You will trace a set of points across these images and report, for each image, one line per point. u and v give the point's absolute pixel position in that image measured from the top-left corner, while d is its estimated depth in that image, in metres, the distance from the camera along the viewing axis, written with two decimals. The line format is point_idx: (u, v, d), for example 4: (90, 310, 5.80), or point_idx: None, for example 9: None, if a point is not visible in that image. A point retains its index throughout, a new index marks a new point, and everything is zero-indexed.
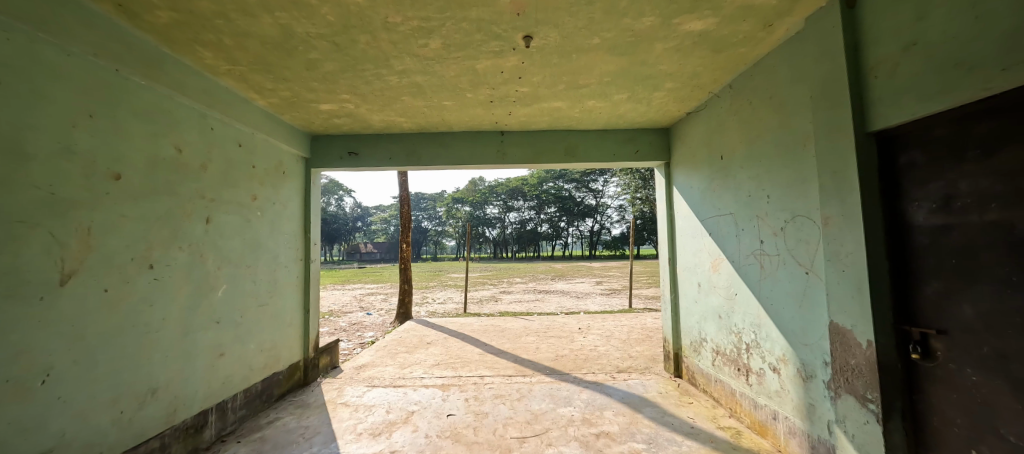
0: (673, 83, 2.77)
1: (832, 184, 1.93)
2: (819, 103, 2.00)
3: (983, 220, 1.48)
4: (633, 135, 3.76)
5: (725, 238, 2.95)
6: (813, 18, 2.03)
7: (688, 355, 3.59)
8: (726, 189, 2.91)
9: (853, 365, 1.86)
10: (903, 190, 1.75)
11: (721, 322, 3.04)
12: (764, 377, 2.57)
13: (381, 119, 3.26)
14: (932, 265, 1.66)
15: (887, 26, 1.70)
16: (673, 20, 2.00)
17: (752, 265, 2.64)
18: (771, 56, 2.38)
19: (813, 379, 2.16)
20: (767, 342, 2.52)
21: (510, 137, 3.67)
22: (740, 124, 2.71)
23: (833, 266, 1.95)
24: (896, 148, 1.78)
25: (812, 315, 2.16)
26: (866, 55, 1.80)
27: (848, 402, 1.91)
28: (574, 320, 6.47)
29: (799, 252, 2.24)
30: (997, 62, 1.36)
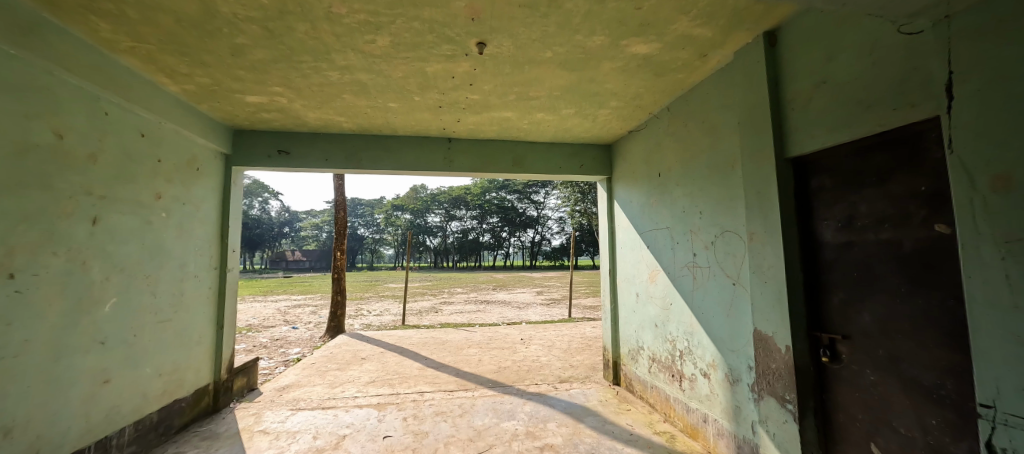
0: (617, 103, 2.90)
1: (757, 202, 2.12)
2: (745, 128, 2.20)
3: (877, 239, 1.68)
4: (577, 149, 3.88)
5: (662, 251, 3.12)
6: (740, 52, 2.23)
7: (626, 363, 3.72)
8: (663, 204, 3.09)
9: (774, 368, 2.03)
10: (815, 210, 1.96)
11: (657, 330, 3.20)
12: (695, 382, 2.73)
13: (318, 117, 3.01)
14: (838, 278, 1.86)
15: (802, 64, 1.91)
16: (621, 42, 2.09)
17: (687, 276, 2.81)
18: (704, 83, 2.58)
19: (738, 382, 2.33)
20: (699, 349, 2.69)
21: (458, 144, 3.60)
22: (677, 144, 2.90)
23: (757, 277, 2.13)
24: (809, 172, 1.99)
25: (738, 322, 2.34)
26: (785, 88, 2.00)
27: (769, 404, 2.08)
28: (516, 331, 6.46)
29: (727, 264, 2.42)
30: (891, 101, 1.53)
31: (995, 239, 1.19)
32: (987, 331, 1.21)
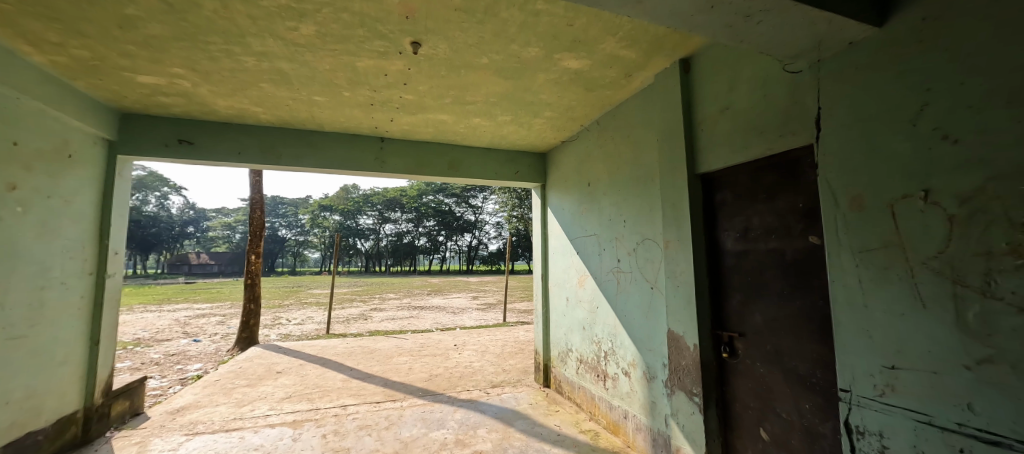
0: (550, 113, 3.01)
1: (672, 213, 2.32)
2: (663, 145, 2.39)
3: (767, 248, 1.91)
4: (512, 156, 3.95)
5: (590, 256, 3.28)
6: (660, 75, 2.43)
7: (556, 365, 3.83)
8: (592, 212, 3.25)
9: (684, 365, 2.23)
10: (719, 221, 2.19)
11: (585, 333, 3.35)
12: (618, 381, 2.89)
13: (229, 105, 2.76)
14: (737, 282, 2.08)
15: (709, 90, 2.12)
16: (554, 55, 2.17)
17: (612, 281, 2.98)
18: (629, 101, 2.77)
19: (654, 379, 2.52)
20: (621, 349, 2.86)
21: (391, 144, 3.49)
22: (605, 156, 3.08)
23: (672, 282, 2.32)
24: (714, 188, 2.21)
25: (654, 324, 2.53)
26: (696, 111, 2.22)
27: (679, 398, 2.27)
28: (449, 337, 6.37)
29: (647, 270, 2.60)
30: (777, 129, 1.73)
31: (851, 247, 1.39)
32: (846, 325, 1.40)
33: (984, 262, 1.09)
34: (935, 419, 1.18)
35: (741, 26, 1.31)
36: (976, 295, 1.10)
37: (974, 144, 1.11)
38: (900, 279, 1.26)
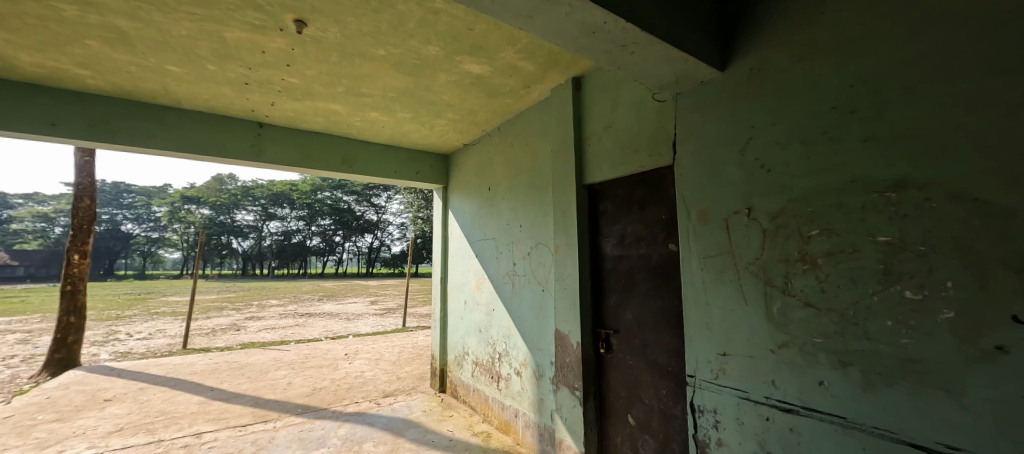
0: (452, 115, 3.00)
1: (562, 220, 2.47)
2: (556, 156, 2.55)
3: (638, 254, 2.15)
4: (413, 155, 3.84)
5: (487, 259, 3.33)
6: (555, 89, 2.58)
7: (453, 369, 3.81)
8: (491, 216, 3.31)
9: (568, 362, 2.38)
10: (601, 229, 2.40)
11: (480, 335, 3.39)
12: (510, 381, 2.97)
13: (38, 63, 2.21)
14: (613, 284, 2.30)
15: (596, 109, 2.32)
16: (454, 57, 2.18)
17: (507, 284, 3.06)
18: (528, 111, 2.90)
19: (543, 377, 2.64)
20: (514, 350, 2.95)
21: (271, 131, 3.13)
22: (505, 162, 3.16)
23: (560, 284, 2.47)
24: (598, 197, 2.42)
25: (544, 324, 2.67)
26: (585, 126, 2.40)
27: (563, 393, 2.41)
28: (340, 346, 5.91)
29: (539, 273, 2.73)
30: (648, 149, 1.96)
31: (698, 253, 1.63)
32: (693, 321, 1.64)
33: (784, 266, 1.35)
34: (751, 395, 1.43)
35: (618, 54, 1.43)
36: (779, 293, 1.36)
37: (780, 171, 1.38)
38: (730, 281, 1.51)
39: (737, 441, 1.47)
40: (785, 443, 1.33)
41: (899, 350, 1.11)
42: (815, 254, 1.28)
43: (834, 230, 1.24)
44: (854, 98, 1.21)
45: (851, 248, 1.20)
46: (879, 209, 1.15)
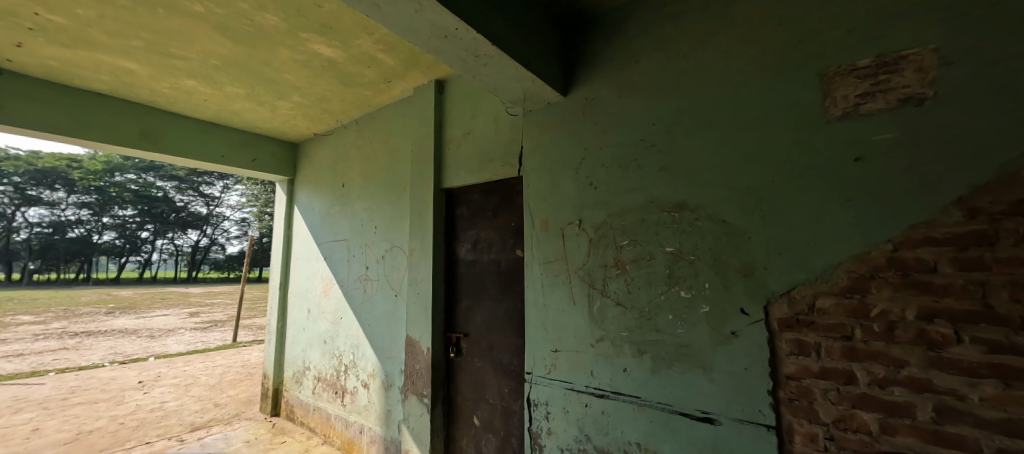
0: (299, 99, 2.68)
1: (418, 223, 2.42)
2: (415, 156, 2.49)
3: (489, 258, 2.22)
4: (249, 140, 3.31)
5: (337, 263, 3.05)
6: (418, 89, 2.54)
7: (290, 388, 3.35)
8: (343, 215, 3.05)
9: (417, 369, 2.33)
10: (456, 234, 2.42)
11: (325, 347, 3.06)
12: (355, 395, 2.75)
13: None
14: (466, 288, 2.33)
15: (456, 114, 2.35)
16: (299, 33, 1.95)
17: (358, 289, 2.85)
18: (389, 107, 2.78)
19: (391, 387, 2.51)
20: (362, 361, 2.74)
21: (22, 83, 2.33)
22: (361, 158, 2.96)
23: (413, 289, 2.41)
24: (455, 202, 2.44)
25: (395, 331, 2.55)
26: (445, 130, 2.41)
27: (411, 402, 2.34)
28: (133, 371, 4.67)
29: (392, 277, 2.61)
30: (501, 158, 2.06)
31: (539, 259, 1.77)
32: (532, 321, 1.77)
33: (604, 271, 1.56)
34: (575, 385, 1.60)
35: (471, 63, 1.47)
36: (599, 294, 1.57)
37: (604, 188, 1.59)
38: (563, 284, 1.68)
39: (562, 428, 1.63)
40: (598, 425, 1.52)
41: (676, 338, 1.37)
42: (625, 260, 1.51)
43: (638, 240, 1.49)
44: (655, 133, 1.48)
45: (649, 256, 1.46)
46: (668, 225, 1.42)
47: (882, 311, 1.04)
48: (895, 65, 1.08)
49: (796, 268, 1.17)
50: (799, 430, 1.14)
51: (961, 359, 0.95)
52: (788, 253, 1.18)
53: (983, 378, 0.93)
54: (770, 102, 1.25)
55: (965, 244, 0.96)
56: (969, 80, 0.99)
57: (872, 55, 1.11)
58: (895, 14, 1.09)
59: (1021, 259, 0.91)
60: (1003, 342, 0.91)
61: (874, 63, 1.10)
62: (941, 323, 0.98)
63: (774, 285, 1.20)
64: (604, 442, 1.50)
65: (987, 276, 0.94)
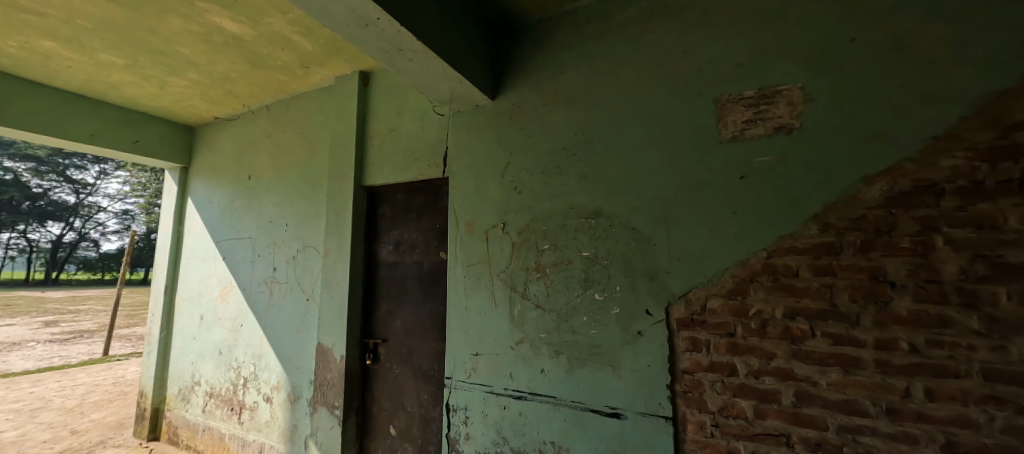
0: (197, 76, 2.38)
1: (335, 221, 2.27)
2: (334, 150, 2.34)
3: (411, 260, 2.15)
4: (131, 119, 2.86)
5: (239, 264, 2.74)
6: (340, 78, 2.39)
7: (175, 406, 2.93)
8: (248, 210, 2.75)
9: (329, 378, 2.17)
10: (377, 234, 2.30)
11: (220, 358, 2.73)
12: (255, 411, 2.48)
13: None
14: (386, 291, 2.22)
15: (381, 109, 2.25)
16: (197, 2, 1.74)
17: (263, 293, 2.58)
18: (307, 95, 2.58)
19: (298, 400, 2.31)
20: (264, 372, 2.49)
21: None
22: (273, 149, 2.70)
23: (327, 292, 2.24)
24: (377, 201, 2.33)
25: (304, 338, 2.35)
26: (368, 125, 2.29)
27: (321, 414, 2.17)
28: None
29: (304, 279, 2.41)
30: (427, 158, 2.02)
31: (462, 262, 1.76)
32: (453, 325, 1.75)
33: (525, 274, 1.60)
34: (494, 388, 1.61)
35: (396, 57, 1.43)
36: (520, 297, 1.60)
37: (527, 193, 1.63)
38: (486, 287, 1.68)
39: (480, 432, 1.62)
40: (515, 427, 1.54)
41: (589, 338, 1.44)
42: (545, 264, 1.56)
43: (558, 245, 1.54)
44: (576, 142, 1.55)
45: (568, 260, 1.52)
46: (585, 230, 1.50)
47: (758, 311, 1.20)
48: (772, 97, 1.25)
49: (693, 273, 1.29)
50: (692, 419, 1.26)
51: (815, 351, 1.12)
52: (687, 259, 1.31)
53: (829, 366, 1.10)
54: (676, 121, 1.38)
55: (819, 253, 1.14)
56: (826, 115, 1.17)
57: (756, 87, 1.27)
58: (773, 53, 1.26)
59: (857, 266, 1.10)
60: (844, 335, 1.09)
61: (757, 94, 1.27)
62: (801, 320, 1.15)
63: (674, 288, 1.32)
64: (521, 443, 1.52)
65: (834, 280, 1.12)
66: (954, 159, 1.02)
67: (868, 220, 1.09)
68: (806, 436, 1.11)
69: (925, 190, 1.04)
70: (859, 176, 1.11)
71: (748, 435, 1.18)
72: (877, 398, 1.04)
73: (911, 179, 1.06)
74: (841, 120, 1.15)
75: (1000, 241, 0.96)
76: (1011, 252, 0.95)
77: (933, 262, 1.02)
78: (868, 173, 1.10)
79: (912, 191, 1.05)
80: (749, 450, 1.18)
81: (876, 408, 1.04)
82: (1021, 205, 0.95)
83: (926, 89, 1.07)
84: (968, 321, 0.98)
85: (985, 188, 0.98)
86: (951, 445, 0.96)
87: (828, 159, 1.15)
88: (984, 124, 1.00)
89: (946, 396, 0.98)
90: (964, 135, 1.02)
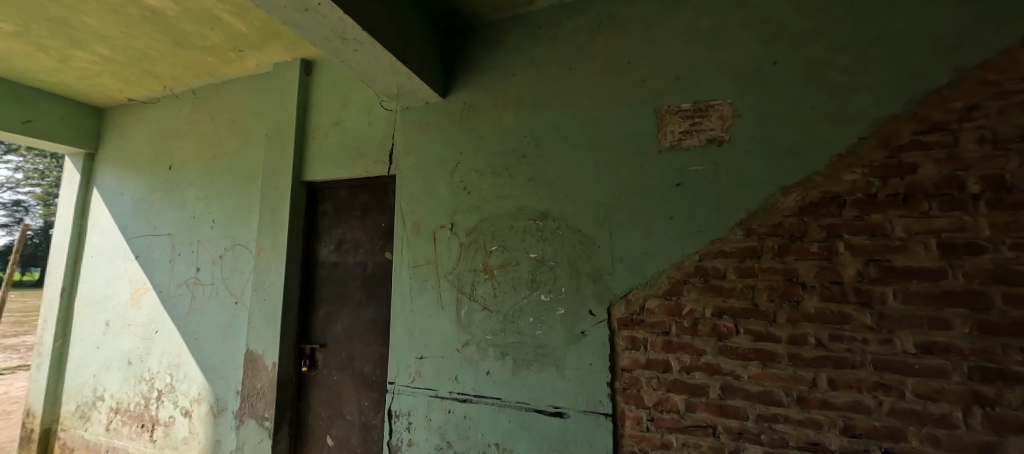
0: (107, 51, 2.12)
1: (270, 218, 2.12)
2: (271, 142, 2.19)
3: (354, 261, 2.05)
4: (22, 95, 2.49)
5: (154, 263, 2.47)
6: (279, 65, 2.24)
7: (71, 425, 2.58)
8: (167, 204, 2.49)
9: (258, 388, 2.01)
10: (317, 233, 2.18)
11: (129, 369, 2.44)
12: (171, 427, 2.24)
13: None
14: (325, 293, 2.10)
15: (325, 101, 2.14)
16: None
17: (183, 296, 2.35)
18: (241, 81, 2.39)
19: (222, 413, 2.11)
20: (183, 383, 2.26)
21: None
22: (199, 138, 2.47)
23: (258, 295, 2.08)
24: (318, 198, 2.20)
25: (231, 345, 2.16)
26: (310, 117, 2.17)
27: (248, 427, 2.01)
28: None
29: (232, 281, 2.22)
30: (373, 155, 1.94)
31: (408, 263, 1.71)
32: (398, 327, 1.69)
33: (472, 275, 1.59)
34: (439, 392, 1.58)
35: (339, 46, 1.36)
36: (467, 298, 1.58)
37: (476, 194, 1.63)
38: (432, 288, 1.65)
39: (423, 438, 1.58)
40: (459, 430, 1.52)
41: (535, 339, 1.46)
42: (493, 265, 1.56)
43: (506, 246, 1.55)
44: (525, 145, 1.57)
45: (515, 261, 1.53)
46: (533, 232, 1.52)
47: (690, 310, 1.28)
48: (706, 112, 1.34)
49: (633, 274, 1.35)
50: (629, 415, 1.32)
51: (738, 346, 1.21)
52: (628, 261, 1.37)
53: (750, 360, 1.20)
54: (621, 129, 1.44)
55: (743, 257, 1.24)
56: (752, 130, 1.28)
57: (692, 100, 1.36)
58: (708, 70, 1.36)
59: (775, 268, 1.21)
60: (763, 332, 1.19)
61: (693, 107, 1.36)
62: (727, 319, 1.24)
63: (616, 289, 1.37)
64: (465, 447, 1.51)
65: (755, 281, 1.22)
66: (854, 174, 1.15)
67: (784, 227, 1.21)
68: (729, 426, 1.20)
69: (831, 201, 1.17)
70: (778, 187, 1.23)
71: (680, 428, 1.25)
72: (790, 388, 1.15)
73: (820, 191, 1.18)
74: (764, 135, 1.26)
75: (888, 247, 1.10)
76: (897, 256, 1.09)
77: (836, 265, 1.15)
78: (785, 185, 1.22)
79: (821, 201, 1.18)
80: (680, 442, 1.25)
81: (789, 398, 1.15)
82: (904, 216, 1.10)
83: (833, 111, 1.20)
84: (863, 318, 1.10)
85: (878, 201, 1.12)
86: (849, 429, 1.08)
87: (752, 170, 1.26)
88: (877, 144, 1.14)
89: (845, 384, 1.10)
90: (862, 153, 1.15)
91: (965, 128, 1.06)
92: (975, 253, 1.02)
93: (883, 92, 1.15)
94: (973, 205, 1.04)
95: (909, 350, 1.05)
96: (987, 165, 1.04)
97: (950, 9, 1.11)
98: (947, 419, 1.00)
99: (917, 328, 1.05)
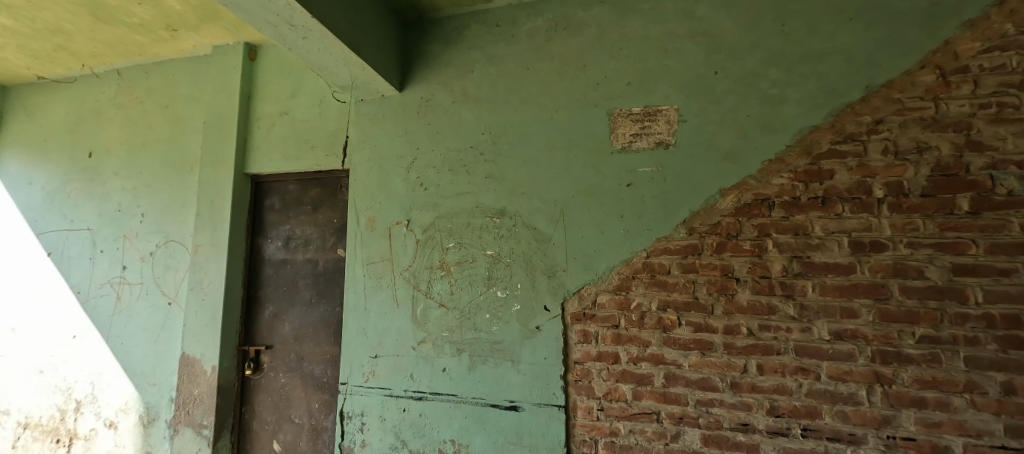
0: (12, 22, 1.89)
1: (209, 213, 1.99)
2: (210, 131, 2.04)
3: (304, 258, 1.96)
4: None
5: (71, 262, 2.22)
6: (220, 48, 2.10)
7: None
8: (87, 196, 2.26)
9: (196, 394, 1.88)
10: (262, 229, 2.05)
11: (41, 379, 2.19)
12: (93, 440, 2.05)
13: None
14: (271, 292, 1.99)
15: (270, 89, 2.02)
16: None
17: (107, 297, 2.14)
18: (174, 63, 2.21)
19: (154, 423, 1.96)
20: (107, 392, 2.06)
21: None
22: (124, 123, 2.25)
23: (196, 295, 1.94)
24: (263, 191, 2.08)
25: (164, 349, 2.00)
26: (254, 105, 2.04)
27: (185, 436, 1.88)
28: None
29: (165, 280, 2.05)
30: (325, 147, 1.86)
31: (362, 260, 1.67)
32: (351, 325, 1.65)
33: (429, 272, 1.57)
34: (394, 391, 1.55)
35: (287, 33, 1.30)
36: (423, 296, 1.57)
37: (434, 190, 1.61)
38: (387, 286, 1.62)
39: (377, 438, 1.55)
40: (415, 428, 1.51)
41: (491, 335, 1.48)
42: (450, 262, 1.55)
43: (462, 243, 1.55)
44: (483, 142, 1.58)
45: (472, 258, 1.53)
46: (490, 229, 1.53)
47: (638, 304, 1.35)
48: (654, 116, 1.41)
49: (586, 271, 1.40)
50: (581, 406, 1.37)
51: (680, 337, 1.30)
52: (581, 258, 1.41)
53: (691, 350, 1.28)
54: (575, 130, 1.48)
55: (686, 254, 1.32)
56: (696, 134, 1.36)
57: (642, 105, 1.43)
58: (657, 77, 1.43)
59: (713, 264, 1.30)
60: (702, 323, 1.28)
61: (643, 111, 1.42)
62: (671, 312, 1.32)
63: (570, 285, 1.41)
64: (420, 444, 1.50)
65: (696, 277, 1.31)
66: (782, 178, 1.26)
67: (722, 226, 1.30)
68: (672, 412, 1.28)
69: (762, 203, 1.27)
70: (717, 189, 1.32)
71: (628, 415, 1.32)
72: (724, 374, 1.24)
73: (752, 194, 1.28)
74: (706, 140, 1.35)
75: (810, 245, 1.22)
76: (816, 253, 1.21)
77: (765, 261, 1.25)
78: (724, 186, 1.31)
79: (754, 203, 1.28)
80: (628, 428, 1.31)
81: (724, 383, 1.24)
82: (823, 217, 1.22)
83: (765, 120, 1.30)
84: (787, 308, 1.21)
85: (802, 203, 1.24)
86: (774, 409, 1.19)
87: (695, 173, 1.34)
88: (801, 152, 1.26)
89: (771, 370, 1.20)
90: (789, 160, 1.27)
91: (873, 140, 1.20)
92: (879, 250, 1.16)
93: (807, 104, 1.27)
94: (878, 208, 1.17)
95: (825, 337, 1.17)
96: (890, 173, 1.17)
97: (863, 32, 1.25)
98: (854, 397, 1.13)
99: (832, 317, 1.17)
